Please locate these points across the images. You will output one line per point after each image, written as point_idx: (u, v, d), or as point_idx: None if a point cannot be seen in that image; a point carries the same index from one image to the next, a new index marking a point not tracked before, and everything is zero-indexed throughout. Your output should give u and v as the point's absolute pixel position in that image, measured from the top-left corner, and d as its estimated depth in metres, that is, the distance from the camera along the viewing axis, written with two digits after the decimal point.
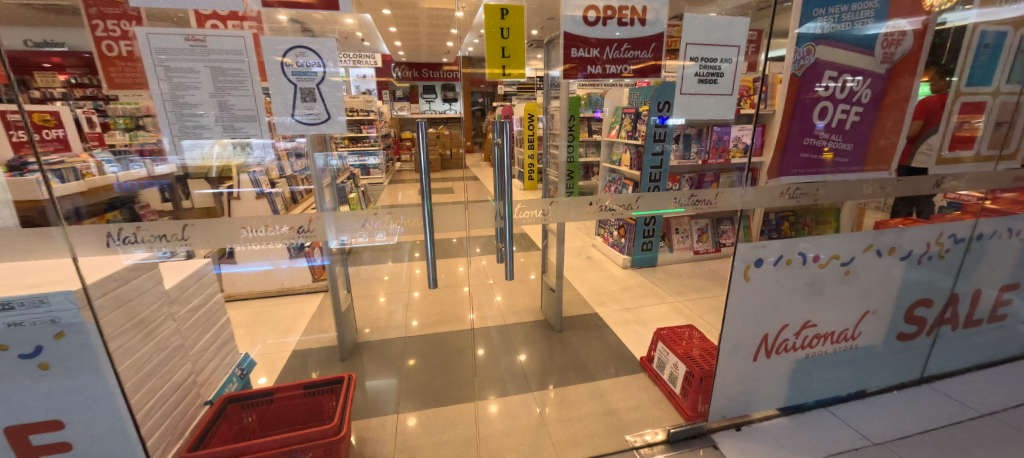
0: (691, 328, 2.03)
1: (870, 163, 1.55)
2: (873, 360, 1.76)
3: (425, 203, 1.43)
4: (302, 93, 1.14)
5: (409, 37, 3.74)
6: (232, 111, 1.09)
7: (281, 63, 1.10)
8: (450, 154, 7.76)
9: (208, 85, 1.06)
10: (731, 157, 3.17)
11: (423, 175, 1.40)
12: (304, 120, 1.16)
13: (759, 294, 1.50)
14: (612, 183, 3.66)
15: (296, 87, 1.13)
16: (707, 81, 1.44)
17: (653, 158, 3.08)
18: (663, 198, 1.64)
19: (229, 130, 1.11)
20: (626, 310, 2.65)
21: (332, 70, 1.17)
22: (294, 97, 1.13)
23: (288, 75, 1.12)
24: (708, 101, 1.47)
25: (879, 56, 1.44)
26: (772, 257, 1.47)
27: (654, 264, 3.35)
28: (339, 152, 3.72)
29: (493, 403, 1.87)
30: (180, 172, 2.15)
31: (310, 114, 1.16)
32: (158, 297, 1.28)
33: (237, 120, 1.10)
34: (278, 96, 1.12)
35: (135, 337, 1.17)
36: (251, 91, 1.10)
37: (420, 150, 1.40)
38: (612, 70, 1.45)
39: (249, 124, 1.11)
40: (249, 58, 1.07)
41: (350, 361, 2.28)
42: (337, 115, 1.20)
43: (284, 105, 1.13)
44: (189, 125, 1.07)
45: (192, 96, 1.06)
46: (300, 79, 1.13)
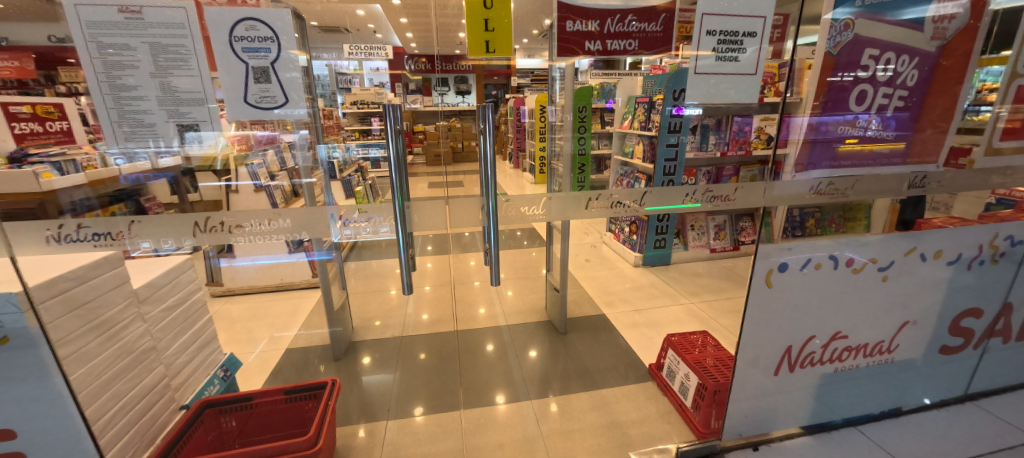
0: (704, 334, 1.88)
1: (914, 155, 1.37)
2: (911, 374, 1.58)
3: (396, 198, 1.30)
4: (255, 72, 1.05)
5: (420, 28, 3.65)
6: (176, 94, 0.99)
7: (230, 38, 1.01)
8: (461, 147, 7.66)
9: (148, 63, 0.96)
10: (752, 148, 2.98)
11: (397, 167, 1.28)
12: (258, 104, 1.08)
13: (785, 302, 1.31)
14: (623, 177, 3.47)
15: (248, 66, 1.04)
16: (726, 59, 1.25)
17: (667, 150, 2.88)
18: (673, 191, 1.49)
19: (175, 116, 1.00)
20: (636, 312, 2.50)
21: (291, 51, 1.07)
22: (245, 77, 1.04)
23: (238, 51, 1.02)
24: (729, 83, 1.28)
25: (930, 33, 1.26)
26: (799, 260, 1.28)
27: (667, 262, 3.18)
28: (343, 145, 3.66)
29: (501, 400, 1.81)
30: (185, 165, 2.11)
31: (266, 97, 1.08)
32: (123, 297, 1.18)
33: (181, 104, 1.00)
34: (226, 77, 1.03)
35: (98, 340, 1.09)
36: (198, 73, 0.99)
37: (389, 138, 1.28)
38: (615, 46, 1.31)
39: (198, 108, 1.01)
40: (193, 33, 0.97)
41: (343, 361, 2.18)
42: (295, 98, 1.12)
43: (234, 86, 1.04)
44: (129, 111, 0.97)
45: (131, 77, 0.95)
46: (254, 59, 1.04)
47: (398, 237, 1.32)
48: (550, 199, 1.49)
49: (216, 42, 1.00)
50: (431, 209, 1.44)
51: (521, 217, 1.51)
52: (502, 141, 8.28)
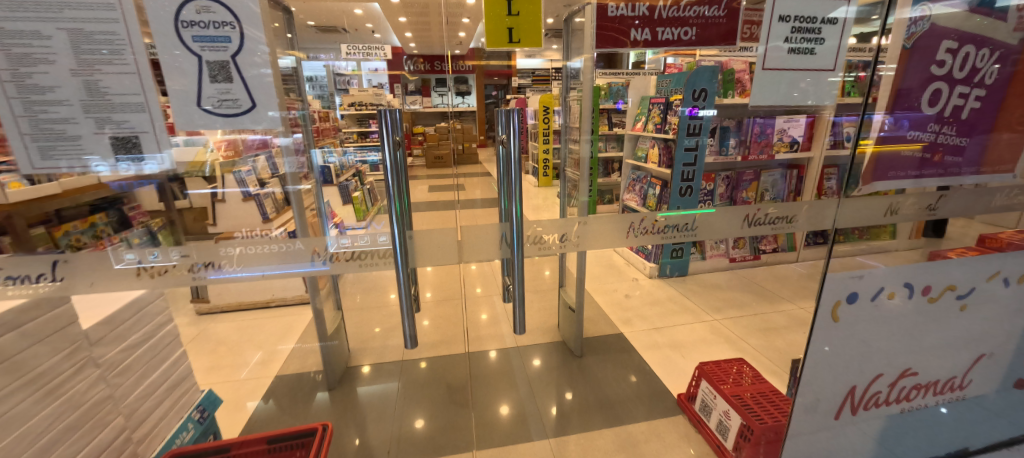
0: (740, 362, 1.69)
1: (984, 165, 1.16)
2: (982, 412, 1.39)
3: (395, 229, 1.04)
4: (211, 67, 0.81)
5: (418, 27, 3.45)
6: (107, 98, 0.72)
7: (179, 22, 0.76)
8: (461, 150, 7.47)
9: (64, 55, 0.68)
10: (774, 152, 2.77)
11: (400, 196, 1.03)
12: (216, 109, 0.83)
13: (851, 338, 1.12)
14: (635, 182, 3.25)
15: (201, 61, 0.80)
16: (800, 52, 1.04)
17: (685, 154, 2.69)
18: (729, 213, 1.29)
19: (108, 127, 0.74)
20: (656, 330, 2.31)
21: (258, 40, 0.83)
22: (198, 73, 0.80)
23: (188, 40, 0.78)
24: (799, 79, 1.07)
25: (1013, 23, 1.06)
26: (871, 291, 1.08)
27: (684, 273, 2.99)
28: (338, 149, 3.47)
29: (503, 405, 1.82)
30: (171, 173, 1.93)
31: (226, 101, 0.83)
32: (67, 343, 0.99)
33: (115, 111, 0.73)
34: (175, 73, 0.78)
35: (33, 398, 0.90)
36: (136, 68, 0.72)
37: (385, 155, 1.04)
38: (667, 35, 1.13)
39: (139, 116, 0.75)
40: (127, 13, 0.70)
41: (337, 391, 1.99)
42: (267, 101, 0.87)
43: (186, 86, 0.80)
44: (40, 121, 0.70)
45: (39, 73, 0.68)
46: (210, 52, 0.81)
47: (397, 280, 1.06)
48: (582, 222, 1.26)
49: (160, 26, 0.75)
50: (437, 239, 1.17)
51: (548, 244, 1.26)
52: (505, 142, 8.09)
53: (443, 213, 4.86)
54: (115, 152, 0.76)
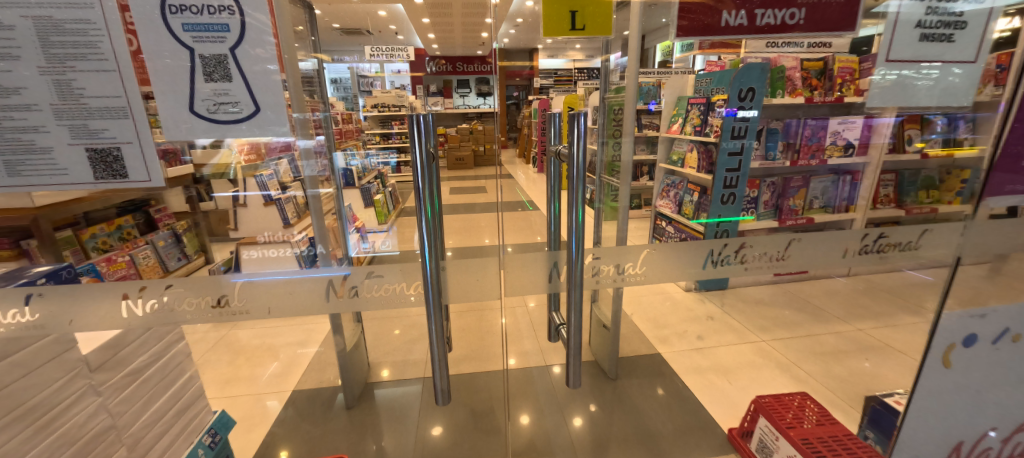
0: (803, 396, 1.49)
1: None
2: None
3: (431, 266, 0.90)
4: (207, 65, 0.72)
5: (442, 27, 3.34)
6: (83, 103, 0.68)
7: (167, 15, 0.69)
8: (483, 150, 7.36)
9: (37, 58, 0.65)
10: (829, 156, 2.47)
11: (431, 218, 0.88)
12: (211, 113, 0.74)
13: (965, 388, 0.93)
14: (670, 188, 2.95)
15: (194, 58, 0.71)
16: (932, 39, 0.83)
17: (728, 158, 2.49)
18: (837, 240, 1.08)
19: (86, 136, 0.69)
20: (698, 351, 2.12)
21: (263, 38, 0.73)
22: (191, 73, 0.72)
23: (178, 34, 0.70)
24: (925, 73, 0.86)
25: None
26: (994, 333, 0.88)
27: (724, 287, 2.78)
28: (360, 151, 3.39)
29: (522, 413, 1.79)
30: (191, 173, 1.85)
31: (223, 104, 0.75)
32: (63, 371, 0.91)
33: (91, 117, 0.69)
34: (162, 72, 0.70)
35: (23, 435, 0.83)
36: (116, 74, 0.67)
37: (416, 169, 0.86)
38: (767, 20, 0.85)
39: (121, 123, 0.70)
40: (105, 11, 0.65)
41: (355, 411, 1.90)
42: (269, 103, 0.77)
43: (176, 89, 0.72)
44: (20, 130, 0.68)
45: (17, 82, 0.66)
46: (207, 51, 0.71)
47: (429, 320, 0.93)
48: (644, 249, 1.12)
49: (144, 23, 0.68)
50: (477, 269, 1.02)
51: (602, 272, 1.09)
52: (528, 144, 7.95)
53: (465, 216, 4.75)
54: (93, 166, 0.71)
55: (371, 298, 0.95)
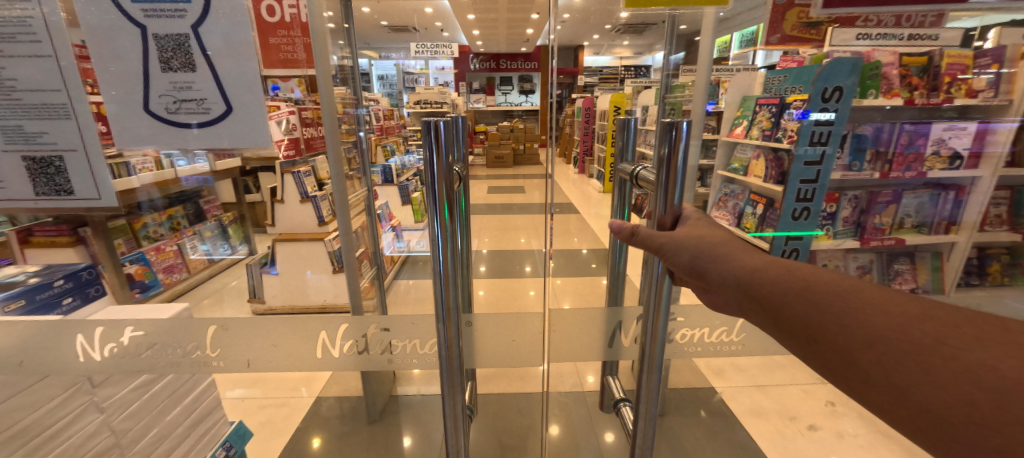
0: None
1: None
2: None
3: (445, 331, 0.87)
4: (171, 65, 0.88)
5: (487, 22, 3.21)
6: (22, 103, 0.87)
7: (125, 13, 0.84)
8: (523, 148, 7.19)
9: None
10: (930, 168, 2.06)
11: (445, 242, 0.81)
12: (171, 112, 0.91)
13: None
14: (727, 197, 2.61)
15: (152, 54, 0.87)
16: None
17: (805, 169, 2.13)
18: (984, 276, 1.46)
19: (26, 135, 0.89)
20: (758, 389, 1.89)
21: (218, 36, 0.88)
22: (149, 72, 0.88)
23: (136, 27, 0.85)
24: None
25: None
26: None
27: None
28: (400, 148, 3.35)
29: (553, 423, 1.77)
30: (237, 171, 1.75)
31: (191, 108, 0.91)
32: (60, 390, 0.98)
33: (30, 116, 0.88)
34: (118, 68, 0.87)
35: (24, 448, 0.91)
36: (54, 69, 0.85)
37: (432, 180, 0.78)
38: None
39: (63, 121, 0.88)
40: (45, 18, 0.83)
41: (379, 426, 1.81)
42: (237, 101, 0.92)
43: (136, 90, 0.89)
44: None
45: None
46: (163, 39, 0.86)
47: (443, 393, 0.92)
48: (698, 325, 1.16)
49: (104, 21, 0.84)
50: (507, 336, 1.13)
51: (671, 343, 1.19)
52: (570, 142, 7.69)
53: (502, 216, 4.62)
54: (37, 171, 0.91)
55: (395, 361, 1.05)
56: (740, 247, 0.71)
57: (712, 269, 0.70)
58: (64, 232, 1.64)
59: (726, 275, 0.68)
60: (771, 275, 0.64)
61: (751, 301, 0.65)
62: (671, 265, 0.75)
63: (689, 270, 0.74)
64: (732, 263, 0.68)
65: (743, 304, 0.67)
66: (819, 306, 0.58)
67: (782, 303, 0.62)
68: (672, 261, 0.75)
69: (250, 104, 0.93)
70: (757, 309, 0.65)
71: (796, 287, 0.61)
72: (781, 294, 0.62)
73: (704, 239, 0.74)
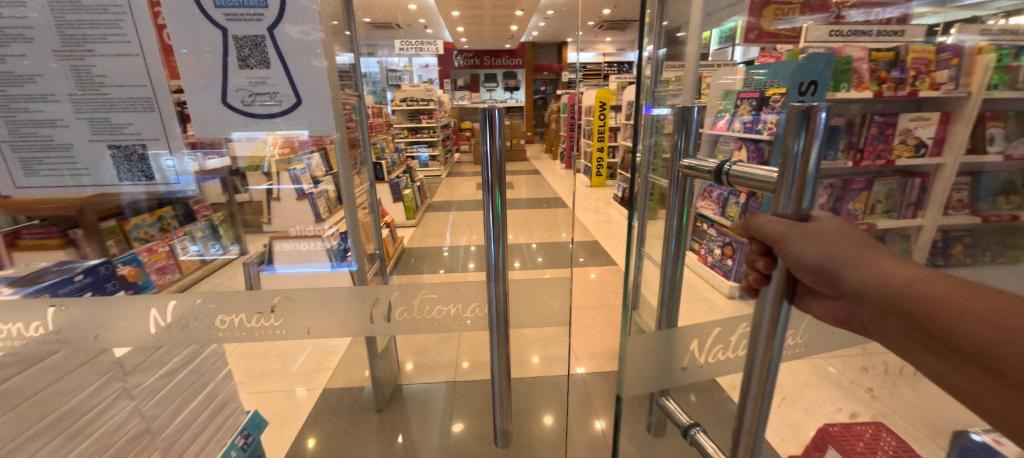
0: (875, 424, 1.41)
1: None
2: None
3: (495, 288, 0.92)
4: (248, 60, 0.88)
5: (471, 18, 3.23)
6: (108, 97, 0.84)
7: (202, 7, 0.83)
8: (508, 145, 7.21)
9: (52, 59, 0.80)
10: (897, 157, 2.21)
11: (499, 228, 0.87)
12: (248, 106, 0.91)
13: None
14: (714, 189, 2.86)
15: (230, 53, 0.86)
16: None
17: None
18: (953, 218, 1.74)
19: (107, 127, 0.85)
20: None
21: (294, 33, 0.87)
22: (228, 66, 0.87)
23: (216, 24, 0.84)
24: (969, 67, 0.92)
25: None
26: None
27: None
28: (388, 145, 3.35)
29: (546, 413, 1.79)
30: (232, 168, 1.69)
31: (265, 103, 0.92)
32: (94, 382, 1.00)
33: (114, 109, 0.85)
34: (200, 61, 0.86)
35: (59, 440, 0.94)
36: (139, 64, 0.82)
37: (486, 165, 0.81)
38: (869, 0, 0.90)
39: (146, 113, 0.86)
40: (133, 8, 0.79)
41: (386, 415, 1.86)
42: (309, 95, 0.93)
43: (214, 84, 0.88)
44: (33, 120, 0.83)
45: (42, 81, 0.81)
46: (241, 40, 0.86)
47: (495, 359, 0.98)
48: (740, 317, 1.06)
49: (189, 16, 0.83)
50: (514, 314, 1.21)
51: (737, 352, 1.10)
52: (555, 139, 7.75)
53: None
54: (120, 165, 0.88)
55: (448, 323, 1.05)
56: (884, 252, 0.56)
57: (848, 274, 0.55)
58: (57, 233, 1.11)
59: (871, 280, 0.54)
60: (935, 289, 0.50)
61: (898, 316, 0.52)
62: (788, 261, 0.59)
63: (812, 270, 0.57)
64: (873, 268, 0.54)
65: (880, 319, 0.53)
66: (1016, 335, 0.44)
67: (954, 329, 0.48)
68: (795, 259, 0.59)
69: (324, 101, 0.95)
70: (904, 328, 0.52)
71: (972, 309, 0.48)
72: (952, 315, 0.48)
73: (830, 235, 0.58)
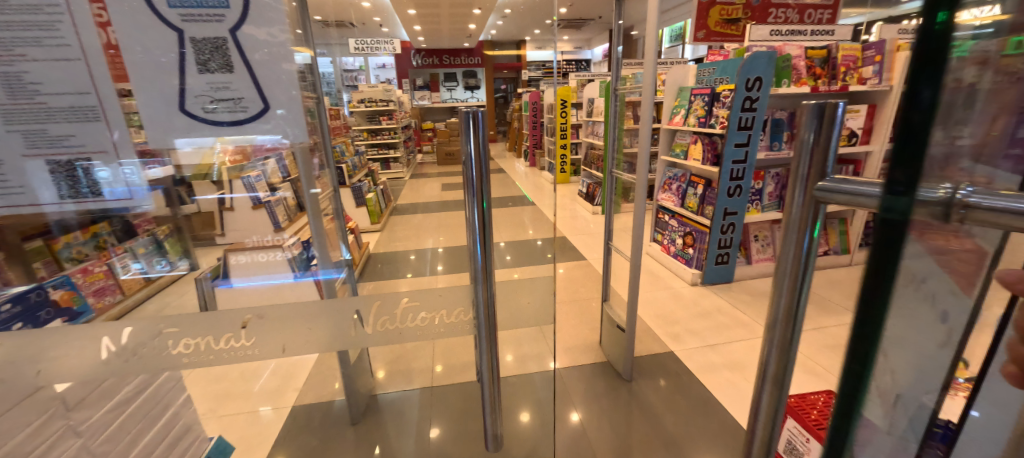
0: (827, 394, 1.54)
1: None
2: None
3: (483, 291, 0.89)
4: (206, 63, 0.79)
5: (428, 17, 3.19)
6: (42, 108, 0.73)
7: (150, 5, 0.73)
8: None
9: None
10: None
11: (485, 230, 0.86)
12: (206, 112, 0.82)
13: None
14: (672, 181, 2.98)
15: (187, 57, 0.77)
16: None
17: (735, 150, 2.36)
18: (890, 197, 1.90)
19: (42, 142, 0.75)
20: (711, 348, 2.13)
21: (259, 35, 0.80)
22: (184, 71, 0.78)
23: (167, 23, 0.74)
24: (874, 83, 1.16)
25: None
26: None
27: (729, 280, 2.75)
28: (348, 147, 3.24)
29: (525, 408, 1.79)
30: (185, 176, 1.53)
31: (226, 108, 0.83)
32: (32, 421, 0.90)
33: (52, 122, 0.74)
34: (147, 63, 0.75)
35: None
36: (82, 70, 0.73)
37: (472, 166, 0.81)
38: None
39: (91, 124, 0.76)
40: (72, 8, 0.70)
41: (362, 426, 1.81)
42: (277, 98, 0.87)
43: (167, 91, 0.78)
44: None
45: None
46: (201, 42, 0.77)
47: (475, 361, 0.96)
48: None
49: (137, 15, 0.73)
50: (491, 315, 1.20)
51: None
52: (519, 137, 7.79)
53: None
54: (56, 182, 0.77)
55: (438, 331, 0.95)
56: None
57: None
58: None
59: None
60: None
61: None
62: None
63: None
64: None
65: None
66: None
67: None
68: None
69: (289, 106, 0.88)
70: None
71: None
72: None
73: None
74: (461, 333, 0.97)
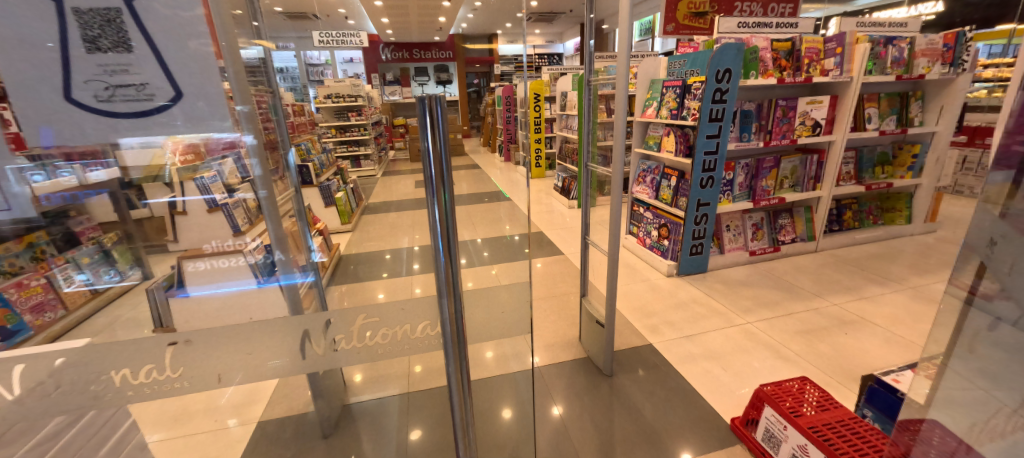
0: (801, 380, 1.56)
1: None
2: None
3: (448, 304, 0.81)
4: (95, 42, 0.62)
5: None
6: None
7: None
8: None
9: None
10: (797, 137, 2.49)
11: (446, 232, 0.78)
12: (101, 103, 0.65)
13: None
14: (647, 173, 2.99)
15: (70, 33, 0.60)
16: None
17: (706, 141, 2.37)
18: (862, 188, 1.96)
19: None
20: (688, 339, 2.14)
21: (163, 5, 0.63)
22: (65, 50, 0.61)
23: None
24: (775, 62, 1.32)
25: None
26: None
27: (703, 270, 2.78)
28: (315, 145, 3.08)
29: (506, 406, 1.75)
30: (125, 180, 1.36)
31: (126, 97, 0.66)
32: None
33: None
34: (15, 42, 0.59)
35: None
36: None
37: (427, 164, 0.73)
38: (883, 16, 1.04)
39: None
40: None
41: (334, 439, 1.71)
42: (193, 87, 0.68)
43: (46, 76, 0.61)
44: None
45: None
46: (87, 14, 0.60)
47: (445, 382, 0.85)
48: None
49: None
50: None
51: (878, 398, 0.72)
52: (493, 132, 7.70)
53: None
54: None
55: (404, 344, 0.89)
56: None
57: None
58: None
59: None
60: None
61: None
62: None
63: None
64: None
65: None
66: None
67: None
68: None
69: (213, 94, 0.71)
70: None
71: None
72: None
73: None
74: (431, 349, 0.92)
